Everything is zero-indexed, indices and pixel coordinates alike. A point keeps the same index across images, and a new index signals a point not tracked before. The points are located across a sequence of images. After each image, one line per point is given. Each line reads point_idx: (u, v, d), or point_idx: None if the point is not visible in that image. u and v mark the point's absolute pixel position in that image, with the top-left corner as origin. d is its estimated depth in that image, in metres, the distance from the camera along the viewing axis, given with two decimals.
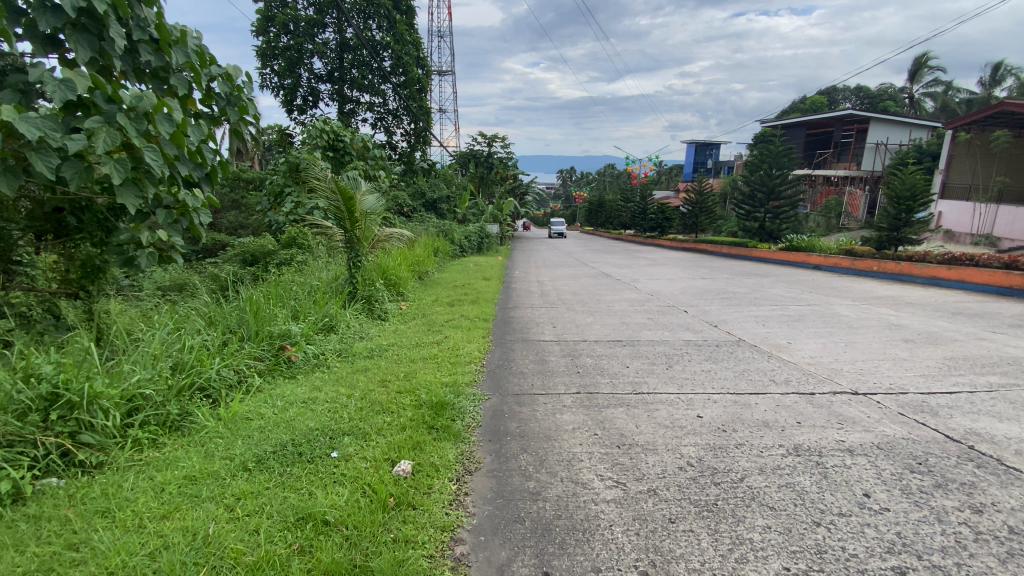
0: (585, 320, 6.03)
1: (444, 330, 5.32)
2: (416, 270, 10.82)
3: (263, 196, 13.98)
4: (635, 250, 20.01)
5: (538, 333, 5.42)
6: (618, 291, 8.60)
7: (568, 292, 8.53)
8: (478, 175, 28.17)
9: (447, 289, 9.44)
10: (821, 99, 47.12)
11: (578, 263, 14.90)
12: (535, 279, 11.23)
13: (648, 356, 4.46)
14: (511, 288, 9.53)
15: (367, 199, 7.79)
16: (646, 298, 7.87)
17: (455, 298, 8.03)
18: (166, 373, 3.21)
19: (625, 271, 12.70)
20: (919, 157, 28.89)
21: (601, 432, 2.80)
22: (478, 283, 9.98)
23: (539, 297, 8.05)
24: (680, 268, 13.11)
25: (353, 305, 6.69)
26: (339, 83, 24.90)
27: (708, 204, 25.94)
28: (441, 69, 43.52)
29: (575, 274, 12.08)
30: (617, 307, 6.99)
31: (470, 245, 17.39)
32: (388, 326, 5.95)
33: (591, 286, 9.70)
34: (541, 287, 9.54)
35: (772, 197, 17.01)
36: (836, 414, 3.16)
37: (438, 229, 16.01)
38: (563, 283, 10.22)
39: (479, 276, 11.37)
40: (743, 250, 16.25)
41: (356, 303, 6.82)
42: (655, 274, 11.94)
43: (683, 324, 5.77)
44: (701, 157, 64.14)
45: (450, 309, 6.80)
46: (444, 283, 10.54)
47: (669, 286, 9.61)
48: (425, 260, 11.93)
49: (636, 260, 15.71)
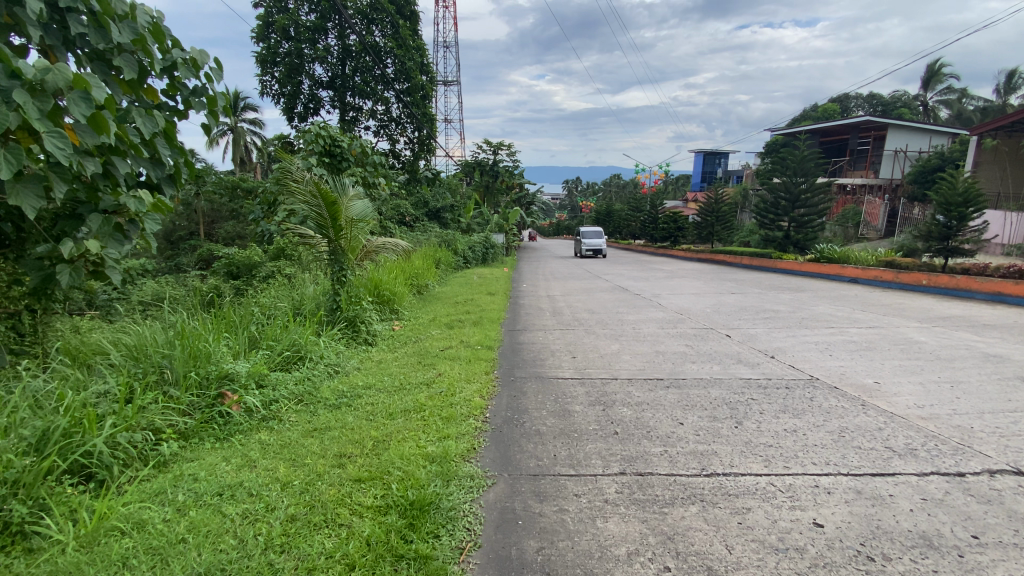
0: (612, 349, 4.97)
1: (439, 361, 4.26)
2: (413, 283, 9.82)
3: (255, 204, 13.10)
4: (649, 262, 18.93)
5: (556, 367, 4.34)
6: (642, 309, 7.53)
7: (585, 310, 7.47)
8: (483, 184, 27.24)
9: (448, 306, 8.42)
10: (834, 107, 46.02)
11: (591, 275, 13.84)
12: (545, 294, 10.20)
13: (704, 405, 3.39)
14: (518, 306, 8.48)
15: (355, 204, 6.73)
16: (677, 318, 6.80)
17: (457, 316, 6.97)
18: (19, 448, 2.17)
19: (644, 284, 11.63)
20: (943, 164, 27.68)
21: (676, 566, 1.74)
22: (483, 299, 8.94)
23: (553, 316, 7.00)
24: (703, 282, 12.02)
25: (332, 330, 5.62)
26: (341, 90, 24.10)
27: (724, 212, 24.81)
28: (448, 79, 43.07)
29: (588, 288, 11.02)
30: (646, 330, 5.92)
31: (475, 256, 16.40)
32: (373, 355, 4.90)
33: (608, 301, 8.66)
34: (553, 304, 8.49)
35: (797, 205, 15.54)
36: (1020, 519, 2.10)
37: (440, 240, 15.04)
38: (577, 298, 9.17)
39: (483, 290, 10.37)
40: (767, 262, 15.10)
41: (335, 328, 5.74)
42: (677, 288, 10.86)
43: (733, 356, 4.70)
44: (710, 166, 63.15)
45: (450, 332, 5.73)
46: (445, 298, 9.52)
47: (697, 302, 8.54)
48: (425, 273, 10.92)
49: (652, 272, 14.61)
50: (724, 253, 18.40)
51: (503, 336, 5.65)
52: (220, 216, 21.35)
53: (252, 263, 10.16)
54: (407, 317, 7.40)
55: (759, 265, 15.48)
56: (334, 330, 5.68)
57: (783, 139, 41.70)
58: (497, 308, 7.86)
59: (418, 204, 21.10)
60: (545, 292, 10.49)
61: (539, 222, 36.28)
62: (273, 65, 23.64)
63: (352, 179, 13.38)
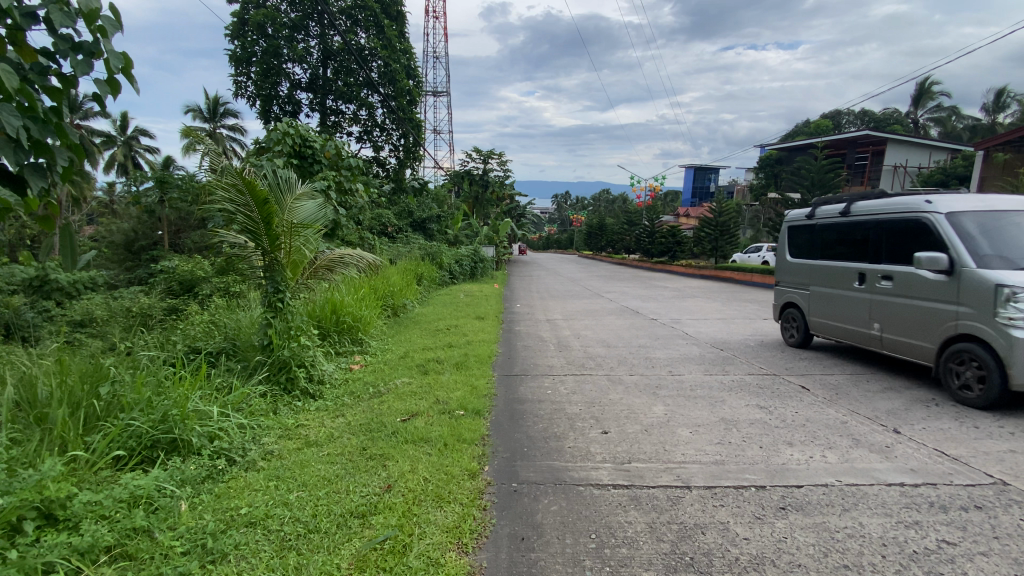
0: (658, 414, 3.39)
1: (393, 442, 2.69)
2: (385, 304, 8.22)
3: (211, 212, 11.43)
4: (651, 279, 17.51)
5: (583, 452, 2.75)
6: (670, 342, 5.97)
7: (598, 343, 5.90)
8: (472, 195, 25.75)
9: (426, 332, 6.86)
10: (827, 123, 45.56)
11: (593, 294, 12.31)
12: (543, 317, 8.63)
13: (871, 566, 1.83)
14: (511, 332, 6.94)
15: (301, 205, 5.10)
16: (721, 356, 5.27)
17: (435, 349, 5.41)
18: None
19: (657, 305, 10.12)
20: (946, 180, 26.79)
21: None
22: (468, 323, 7.34)
23: (559, 352, 5.43)
24: (722, 302, 10.59)
25: (251, 382, 3.98)
26: (322, 93, 22.49)
27: (729, 226, 23.51)
28: (437, 90, 41.85)
29: (594, 309, 9.47)
30: (690, 378, 4.36)
31: (462, 270, 14.79)
32: (301, 425, 3.31)
33: (623, 328, 7.12)
34: (557, 331, 6.91)
35: None
36: None
37: (423, 252, 13.45)
38: (583, 323, 7.63)
39: (469, 312, 8.78)
40: None
41: (259, 378, 4.10)
42: (698, 311, 9.37)
43: (839, 430, 3.16)
44: (701, 182, 62.71)
45: (423, 376, 4.17)
46: (423, 321, 7.93)
47: (730, 331, 7.04)
48: (403, 290, 9.34)
49: (660, 290, 13.12)
50: (732, 269, 16.99)
51: (495, 384, 4.09)
52: (186, 225, 19.60)
53: (199, 278, 8.53)
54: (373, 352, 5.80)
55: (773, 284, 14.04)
56: (258, 382, 4.07)
57: (778, 153, 40.88)
58: (487, 333, 6.31)
59: (401, 214, 19.50)
60: (543, 314, 8.92)
61: (530, 235, 34.91)
62: (247, 65, 21.92)
63: (324, 185, 11.80)
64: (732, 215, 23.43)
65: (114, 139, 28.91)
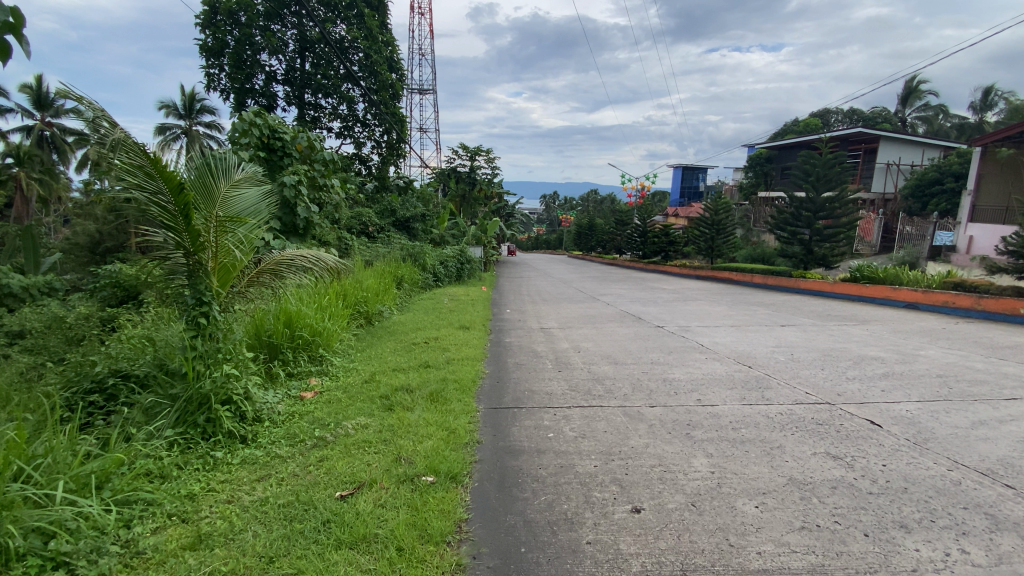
0: (704, 475, 2.46)
1: (317, 548, 1.79)
2: (354, 310, 7.24)
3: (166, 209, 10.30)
4: (646, 280, 16.68)
5: (611, 555, 1.83)
6: (687, 357, 5.07)
7: (602, 358, 4.99)
8: (459, 193, 24.75)
9: (400, 345, 5.93)
10: (816, 121, 45.22)
11: (588, 297, 11.42)
12: (536, 323, 7.69)
13: None
14: (499, 342, 6.00)
15: (238, 196, 4.05)
16: (753, 377, 4.37)
17: (406, 370, 4.49)
18: None
19: (659, 309, 9.26)
20: (940, 177, 26.29)
21: None
22: (449, 333, 6.42)
23: (558, 371, 4.49)
24: (728, 305, 9.76)
25: (154, 432, 3.03)
26: (299, 86, 21.34)
27: (726, 224, 22.74)
28: (423, 87, 40.85)
29: (591, 314, 8.59)
30: (727, 410, 3.43)
31: (446, 272, 13.79)
32: (203, 500, 2.38)
33: (628, 338, 6.20)
34: (554, 341, 5.98)
35: (821, 214, 13.06)
36: None
37: (403, 253, 12.43)
38: (581, 331, 6.71)
39: (452, 319, 7.82)
40: (787, 281, 12.88)
41: (166, 424, 3.13)
42: (705, 314, 8.52)
43: (960, 500, 2.25)
44: (690, 181, 62.32)
45: (386, 414, 3.24)
46: (398, 331, 6.96)
47: (750, 340, 6.15)
48: (376, 296, 8.38)
49: (658, 292, 12.26)
50: (731, 270, 16.19)
51: (480, 421, 3.16)
52: None
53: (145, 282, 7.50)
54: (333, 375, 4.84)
55: (777, 285, 13.22)
56: (166, 427, 3.12)
57: (769, 152, 40.39)
58: (470, 347, 5.39)
59: (384, 213, 18.50)
60: (536, 321, 7.97)
61: (519, 235, 33.98)
62: (219, 56, 20.68)
63: (294, 181, 10.77)
64: (728, 214, 22.67)
65: None
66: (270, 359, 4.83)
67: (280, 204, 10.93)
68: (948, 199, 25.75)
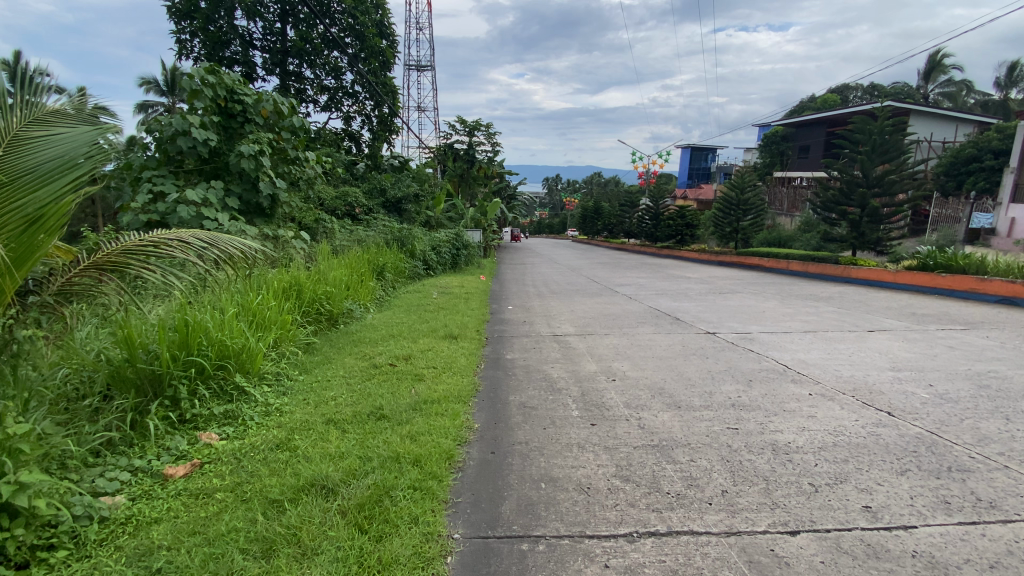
0: None
1: None
2: (307, 314, 5.59)
3: (123, 189, 8.95)
4: (664, 267, 14.87)
5: None
6: (780, 394, 3.34)
7: (653, 394, 3.27)
8: (457, 172, 22.79)
9: (360, 363, 4.31)
10: (835, 98, 42.72)
11: (604, 288, 9.65)
12: (548, 324, 5.96)
13: None
14: (499, 359, 4.30)
15: (33, 149, 2.35)
16: (913, 442, 2.65)
17: (348, 420, 2.86)
18: None
19: (696, 305, 7.51)
20: (979, 154, 24.11)
21: None
22: (430, 341, 4.76)
23: (591, 425, 2.78)
24: (776, 299, 8.00)
25: None
26: (280, 52, 19.33)
27: (751, 204, 20.78)
28: (421, 65, 38.93)
29: (613, 311, 6.86)
30: (948, 550, 1.73)
31: (441, 259, 12.04)
32: None
33: (677, 352, 4.47)
34: (576, 357, 4.26)
35: (876, 190, 11.11)
36: None
37: (388, 237, 10.68)
38: (607, 339, 4.97)
39: (442, 321, 6.10)
40: (834, 269, 11.07)
41: None
42: (756, 312, 6.78)
43: None
44: (698, 163, 60.03)
45: (254, 562, 1.63)
46: (363, 340, 5.29)
47: (847, 357, 4.42)
48: (347, 290, 6.71)
49: (685, 283, 10.49)
50: (761, 256, 14.36)
51: None
52: None
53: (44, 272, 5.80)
54: (244, 417, 3.27)
55: (820, 273, 11.40)
56: None
57: (785, 129, 38.10)
58: (453, 370, 3.73)
59: (373, 192, 16.68)
60: (547, 320, 6.25)
61: (521, 218, 31.97)
62: (190, 19, 18.64)
63: (254, 151, 8.93)
64: (751, 193, 20.70)
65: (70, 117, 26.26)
66: (152, 400, 3.28)
67: (240, 177, 9.15)
68: (986, 177, 23.65)
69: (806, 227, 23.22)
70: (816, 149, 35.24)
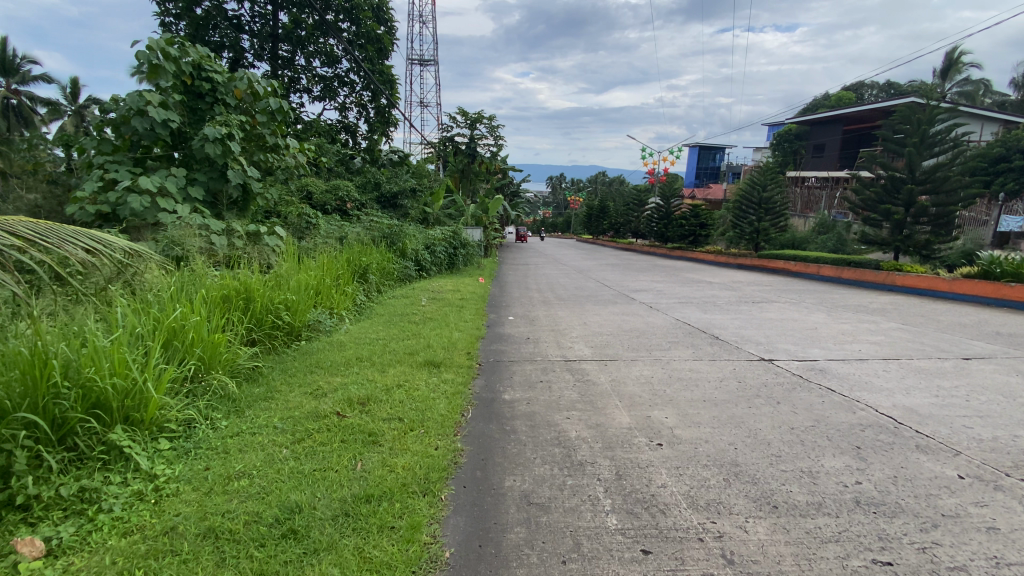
0: None
1: None
2: (252, 331, 4.46)
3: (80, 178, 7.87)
4: (679, 270, 13.68)
5: None
6: (917, 482, 2.19)
7: (727, 479, 2.14)
8: (457, 168, 21.65)
9: (305, 404, 3.17)
10: (850, 95, 41.35)
11: (617, 295, 8.49)
12: (557, 341, 4.80)
13: None
14: (495, 399, 3.15)
15: None
16: None
17: (233, 537, 1.72)
18: None
19: (730, 317, 6.35)
20: (1008, 154, 22.83)
21: None
22: (404, 368, 3.62)
23: (644, 557, 1.65)
24: (821, 311, 6.83)
25: None
26: (271, 37, 18.24)
27: (773, 203, 19.46)
28: (423, 59, 37.87)
29: (634, 324, 5.70)
30: None
31: (436, 259, 10.89)
32: None
33: (736, 393, 3.29)
34: (600, 397, 3.13)
35: (923, 187, 9.90)
36: None
37: (375, 234, 9.52)
38: (636, 368, 3.82)
39: (428, 335, 4.93)
40: (876, 275, 9.84)
41: None
42: (806, 329, 5.61)
43: None
44: (706, 162, 58.64)
45: None
46: (321, 365, 4.14)
47: (963, 404, 3.26)
48: (314, 297, 5.59)
49: (709, 289, 9.31)
50: (787, 259, 13.16)
51: None
52: None
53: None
54: (101, 507, 2.15)
55: (858, 280, 10.21)
56: None
57: (799, 128, 36.81)
58: (426, 426, 2.57)
59: (365, 186, 15.52)
60: (555, 335, 5.10)
61: (524, 217, 30.80)
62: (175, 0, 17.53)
63: (222, 133, 7.73)
64: (775, 191, 19.29)
65: (58, 107, 25.24)
66: None
67: (206, 163, 7.95)
68: (1015, 178, 22.35)
69: (822, 229, 22.01)
70: (831, 147, 33.91)
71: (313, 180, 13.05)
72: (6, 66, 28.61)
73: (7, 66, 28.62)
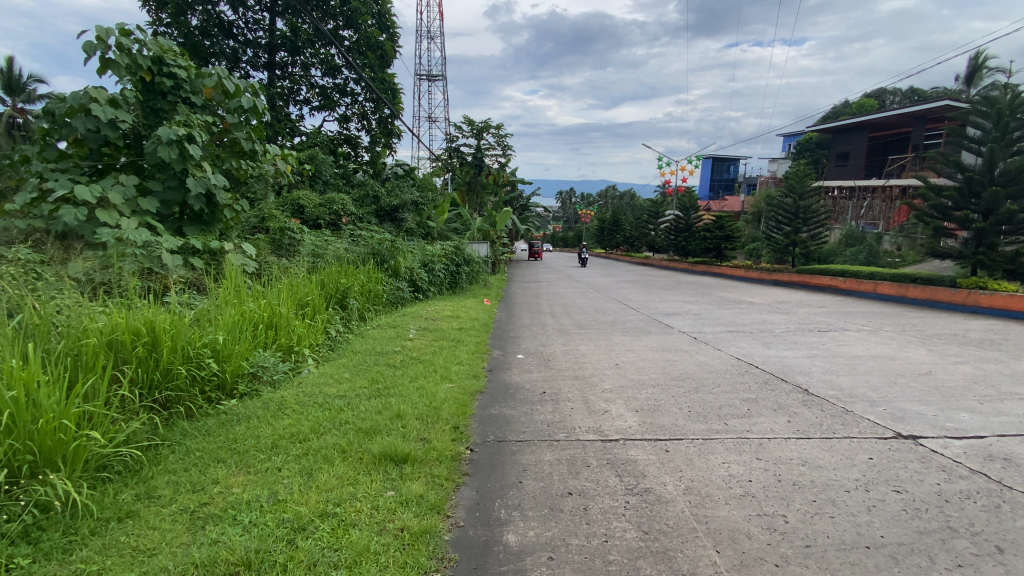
0: None
1: None
2: (150, 391, 3.14)
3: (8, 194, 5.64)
4: (709, 288, 12.21)
5: None
6: None
7: None
8: (464, 180, 20.54)
9: (164, 551, 1.86)
10: (871, 103, 39.86)
11: (648, 321, 7.09)
12: (586, 398, 3.42)
13: None
14: (491, 543, 1.77)
15: None
16: None
17: None
18: None
19: (805, 355, 4.90)
20: None
21: None
22: (348, 464, 2.27)
23: None
24: (915, 344, 5.37)
25: None
26: (268, 47, 17.39)
27: (808, 213, 17.90)
28: (432, 75, 37.27)
29: (684, 367, 4.28)
30: None
31: (436, 278, 9.58)
32: None
33: (916, 531, 1.88)
34: (681, 548, 1.74)
35: (1008, 190, 8.40)
36: None
37: (364, 251, 8.23)
38: (719, 460, 2.43)
39: (406, 387, 3.55)
40: (954, 295, 8.30)
41: None
42: (918, 374, 4.16)
43: None
44: (720, 174, 57.21)
45: None
46: (240, 447, 2.78)
47: None
48: (263, 335, 4.29)
49: (754, 313, 7.87)
50: (833, 275, 11.65)
51: None
52: None
53: None
54: None
55: (929, 300, 8.69)
56: None
57: (820, 136, 35.37)
58: None
59: (364, 199, 14.41)
60: (581, 387, 3.70)
61: (535, 232, 29.50)
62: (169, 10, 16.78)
63: (181, 132, 5.39)
64: (814, 199, 17.86)
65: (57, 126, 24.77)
66: None
67: (163, 169, 5.55)
68: None
69: (854, 240, 20.44)
70: (856, 156, 32.33)
71: (305, 194, 11.94)
72: (12, 85, 28.35)
73: (12, 86, 28.32)
